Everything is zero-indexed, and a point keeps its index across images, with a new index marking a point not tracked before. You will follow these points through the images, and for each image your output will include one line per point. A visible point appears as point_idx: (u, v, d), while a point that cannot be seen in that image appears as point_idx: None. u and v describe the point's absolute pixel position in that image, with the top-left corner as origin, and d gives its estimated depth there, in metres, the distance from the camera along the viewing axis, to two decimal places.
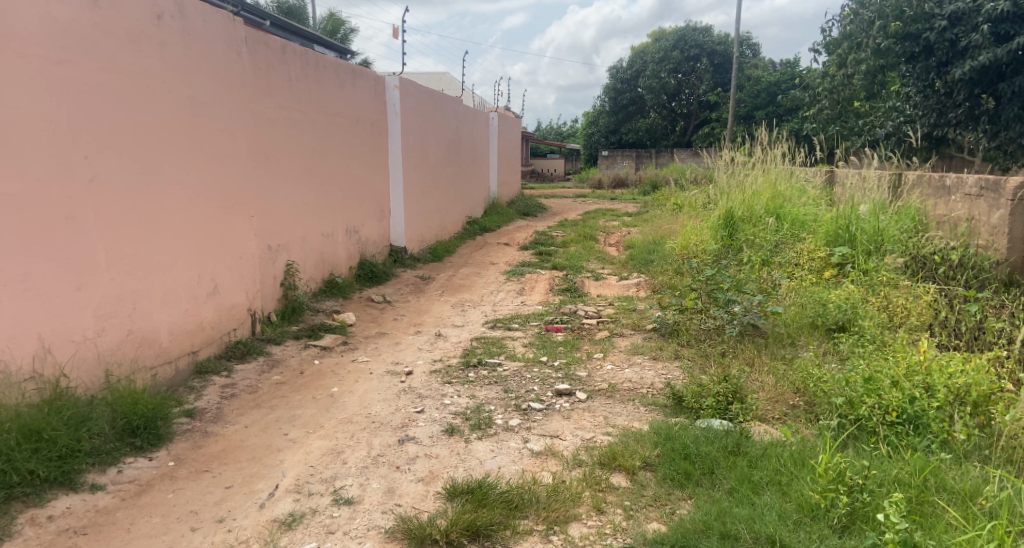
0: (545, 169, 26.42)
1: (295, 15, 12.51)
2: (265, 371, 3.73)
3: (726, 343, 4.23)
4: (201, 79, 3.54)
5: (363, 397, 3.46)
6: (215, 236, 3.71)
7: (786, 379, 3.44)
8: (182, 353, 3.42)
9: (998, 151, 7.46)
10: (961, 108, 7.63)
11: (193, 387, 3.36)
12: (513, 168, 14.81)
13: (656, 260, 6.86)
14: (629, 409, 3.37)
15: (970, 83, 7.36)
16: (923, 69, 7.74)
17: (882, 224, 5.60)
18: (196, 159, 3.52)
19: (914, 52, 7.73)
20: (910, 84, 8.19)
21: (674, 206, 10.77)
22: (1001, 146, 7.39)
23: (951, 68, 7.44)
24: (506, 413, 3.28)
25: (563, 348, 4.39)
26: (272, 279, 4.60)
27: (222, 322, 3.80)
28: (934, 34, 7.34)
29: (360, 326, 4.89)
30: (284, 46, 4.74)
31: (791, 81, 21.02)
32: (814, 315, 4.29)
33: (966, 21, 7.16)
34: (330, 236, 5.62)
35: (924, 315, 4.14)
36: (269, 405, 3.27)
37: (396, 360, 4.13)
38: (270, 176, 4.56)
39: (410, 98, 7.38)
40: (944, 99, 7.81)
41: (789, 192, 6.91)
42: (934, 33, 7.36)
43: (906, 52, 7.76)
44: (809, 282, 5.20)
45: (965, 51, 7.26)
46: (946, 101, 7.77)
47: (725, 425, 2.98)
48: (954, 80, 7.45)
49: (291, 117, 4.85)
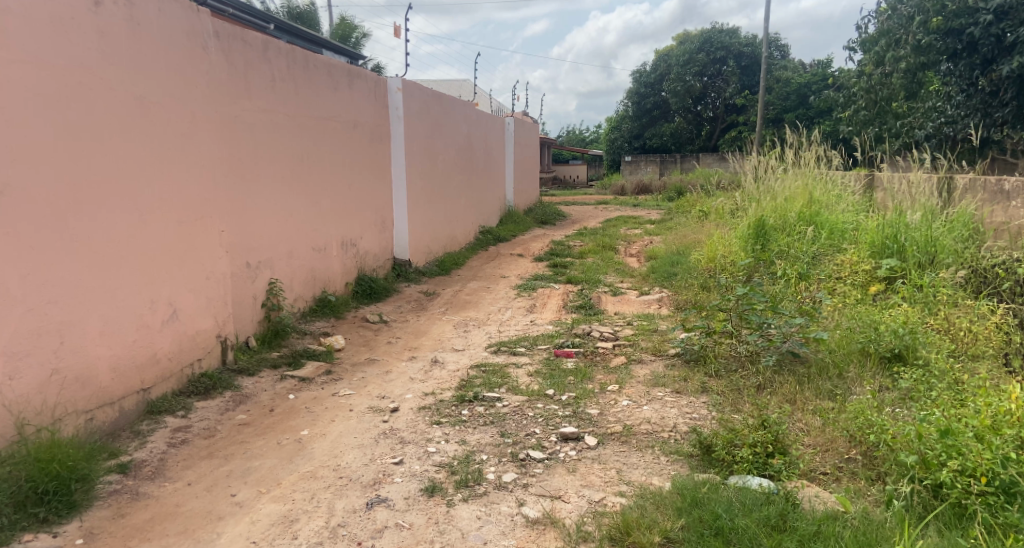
0: (567, 175, 25.90)
1: (305, 21, 12.19)
2: (229, 410, 3.25)
3: (762, 375, 3.66)
4: (154, 74, 3.10)
5: (335, 443, 2.96)
6: (174, 252, 3.25)
7: (838, 424, 2.90)
8: (129, 392, 2.97)
9: None
10: (1008, 107, 7.05)
11: (138, 431, 2.91)
12: (530, 175, 14.21)
13: (681, 274, 6.29)
14: (647, 459, 2.84)
15: (1018, 81, 6.81)
16: (966, 68, 7.22)
17: (936, 233, 4.99)
18: (147, 164, 3.07)
19: (957, 49, 7.18)
20: (951, 83, 7.60)
21: (700, 213, 10.15)
22: None
23: (997, 66, 6.89)
24: (500, 466, 2.76)
25: (573, 379, 3.84)
26: (251, 299, 4.14)
27: (182, 352, 3.33)
28: (979, 30, 6.75)
29: (349, 350, 4.41)
30: (266, 44, 4.29)
31: (823, 82, 20.26)
32: (864, 341, 3.74)
33: (1013, 15, 6.56)
34: (322, 250, 5.15)
35: (995, 341, 3.62)
36: (222, 454, 2.79)
37: (383, 394, 3.62)
38: (246, 184, 4.10)
39: (415, 102, 6.89)
40: (988, 98, 7.22)
41: (825, 198, 6.30)
42: (978, 28, 6.79)
43: (948, 49, 7.20)
44: (854, 300, 4.59)
45: (1013, 47, 6.68)
46: (991, 100, 7.17)
47: (767, 485, 2.47)
48: (1000, 78, 6.90)
49: (273, 120, 4.40)
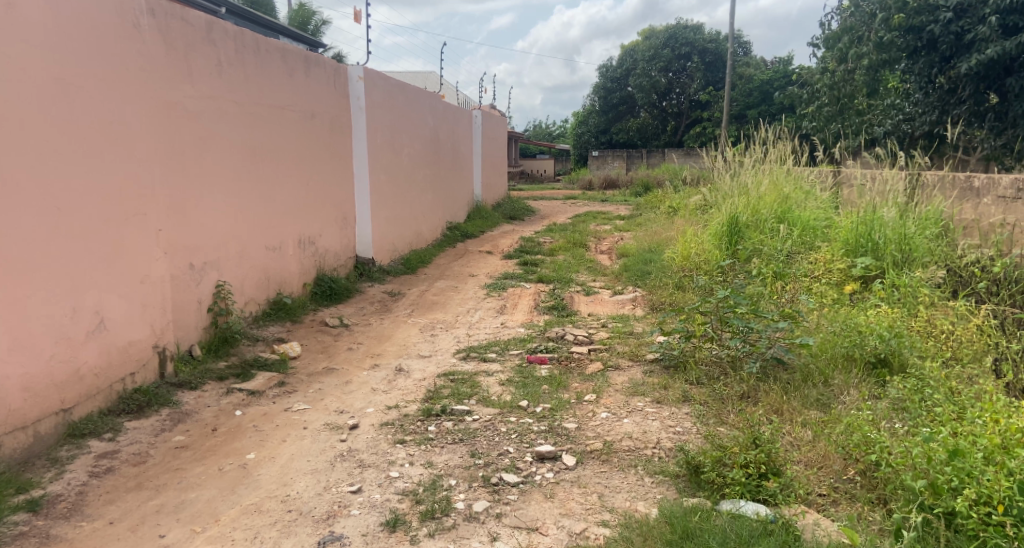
0: (535, 170, 25.68)
1: (261, 6, 11.66)
2: (166, 431, 2.92)
3: (746, 383, 3.45)
4: (76, 54, 2.75)
5: (285, 468, 2.65)
6: (101, 254, 2.90)
7: (830, 436, 2.71)
8: (45, 413, 2.62)
9: (1003, 150, 6.73)
10: (964, 105, 6.97)
11: (57, 459, 2.57)
12: (497, 170, 13.90)
13: (653, 273, 6.07)
14: (630, 481, 2.60)
15: (975, 78, 6.73)
16: (925, 65, 7.12)
17: (910, 231, 4.86)
18: (69, 155, 2.72)
19: (917, 47, 7.06)
20: (910, 81, 7.56)
21: (669, 210, 10.02)
22: (1007, 145, 6.68)
23: (956, 63, 6.81)
24: (470, 493, 2.49)
25: (547, 388, 3.59)
26: (196, 305, 3.79)
27: (113, 367, 2.99)
28: (939, 27, 6.65)
29: (305, 358, 4.08)
30: (211, 25, 3.93)
31: (785, 78, 20.39)
32: (848, 345, 3.56)
33: (972, 12, 6.48)
34: (277, 249, 4.80)
35: (978, 344, 3.50)
36: (153, 485, 2.47)
37: (341, 409, 3.31)
38: (188, 178, 3.74)
39: (377, 92, 6.54)
40: (946, 96, 7.18)
41: (796, 195, 6.17)
42: (938, 26, 6.68)
43: (909, 47, 7.09)
44: (831, 301, 4.43)
45: (972, 45, 6.58)
46: (949, 97, 7.12)
47: (764, 512, 2.26)
48: (959, 75, 6.84)
49: (220, 108, 4.04)
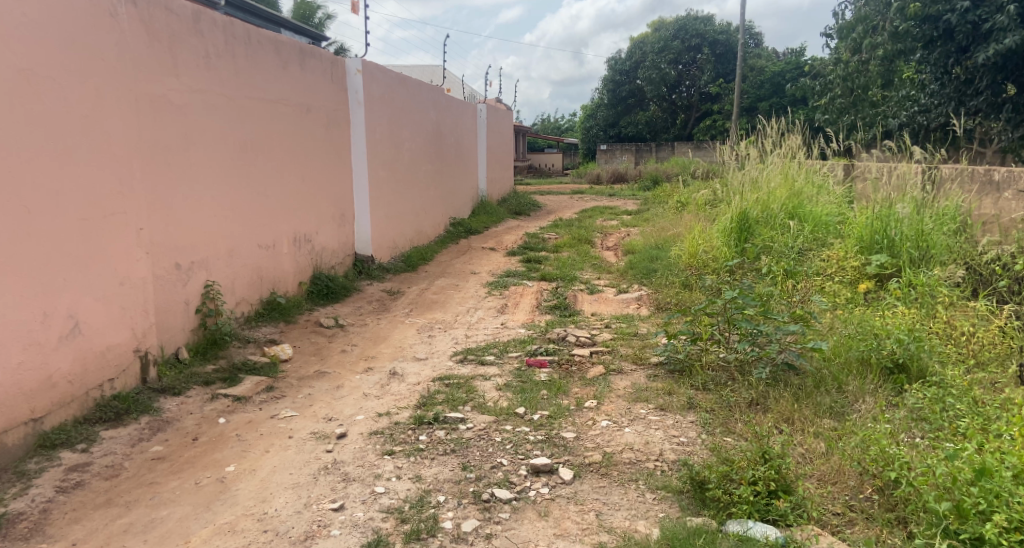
0: (543, 164, 25.46)
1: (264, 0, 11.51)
2: (144, 441, 2.79)
3: (754, 389, 3.27)
4: (43, 44, 2.60)
5: (266, 482, 2.51)
6: (75, 254, 2.75)
7: (846, 449, 2.53)
8: (13, 424, 2.50)
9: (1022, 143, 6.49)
10: (982, 96, 6.68)
11: (25, 472, 2.45)
12: (503, 164, 13.71)
13: (660, 271, 5.89)
14: (630, 497, 2.45)
15: (993, 69, 6.45)
16: (942, 55, 6.83)
17: (927, 227, 4.65)
18: (36, 150, 2.58)
19: (933, 36, 6.79)
20: (926, 71, 7.28)
21: (677, 205, 9.80)
22: None
23: (973, 53, 6.52)
24: (460, 511, 2.34)
25: (546, 394, 3.42)
26: (182, 306, 3.65)
27: (89, 373, 2.85)
28: (955, 17, 6.39)
29: (296, 361, 3.94)
30: (197, 14, 3.77)
31: (797, 70, 20.01)
32: (864, 349, 3.36)
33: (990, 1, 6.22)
34: (270, 247, 4.66)
35: (1000, 348, 3.33)
36: (124, 501, 2.35)
37: (330, 415, 3.17)
38: (173, 173, 3.60)
39: (376, 84, 6.36)
40: (962, 87, 6.88)
41: (807, 189, 5.97)
42: (954, 15, 6.42)
43: (925, 36, 6.82)
44: (845, 301, 4.26)
45: (989, 35, 6.32)
46: (965, 88, 6.83)
47: (773, 536, 2.11)
48: (976, 66, 6.55)
49: (207, 101, 3.88)
